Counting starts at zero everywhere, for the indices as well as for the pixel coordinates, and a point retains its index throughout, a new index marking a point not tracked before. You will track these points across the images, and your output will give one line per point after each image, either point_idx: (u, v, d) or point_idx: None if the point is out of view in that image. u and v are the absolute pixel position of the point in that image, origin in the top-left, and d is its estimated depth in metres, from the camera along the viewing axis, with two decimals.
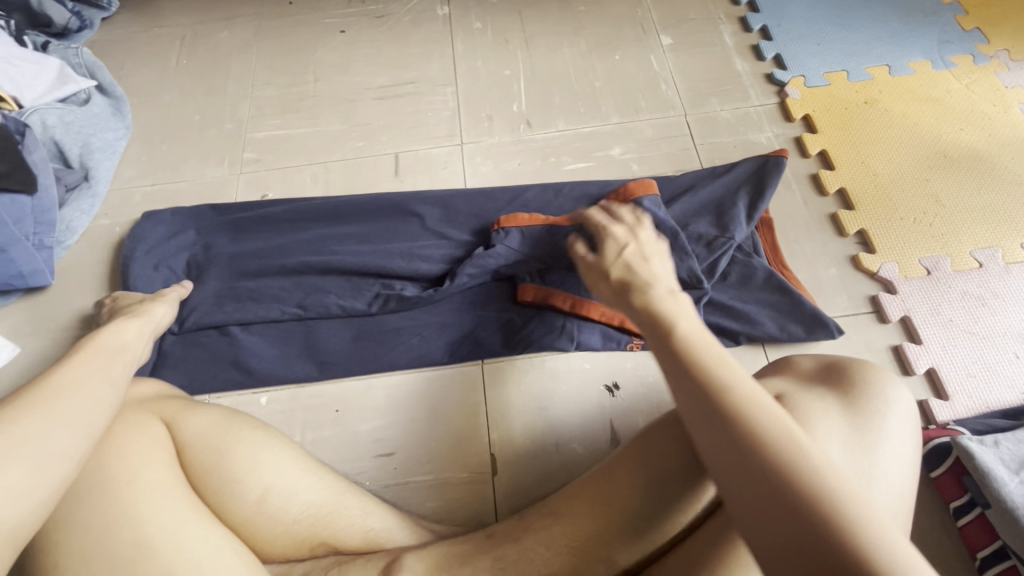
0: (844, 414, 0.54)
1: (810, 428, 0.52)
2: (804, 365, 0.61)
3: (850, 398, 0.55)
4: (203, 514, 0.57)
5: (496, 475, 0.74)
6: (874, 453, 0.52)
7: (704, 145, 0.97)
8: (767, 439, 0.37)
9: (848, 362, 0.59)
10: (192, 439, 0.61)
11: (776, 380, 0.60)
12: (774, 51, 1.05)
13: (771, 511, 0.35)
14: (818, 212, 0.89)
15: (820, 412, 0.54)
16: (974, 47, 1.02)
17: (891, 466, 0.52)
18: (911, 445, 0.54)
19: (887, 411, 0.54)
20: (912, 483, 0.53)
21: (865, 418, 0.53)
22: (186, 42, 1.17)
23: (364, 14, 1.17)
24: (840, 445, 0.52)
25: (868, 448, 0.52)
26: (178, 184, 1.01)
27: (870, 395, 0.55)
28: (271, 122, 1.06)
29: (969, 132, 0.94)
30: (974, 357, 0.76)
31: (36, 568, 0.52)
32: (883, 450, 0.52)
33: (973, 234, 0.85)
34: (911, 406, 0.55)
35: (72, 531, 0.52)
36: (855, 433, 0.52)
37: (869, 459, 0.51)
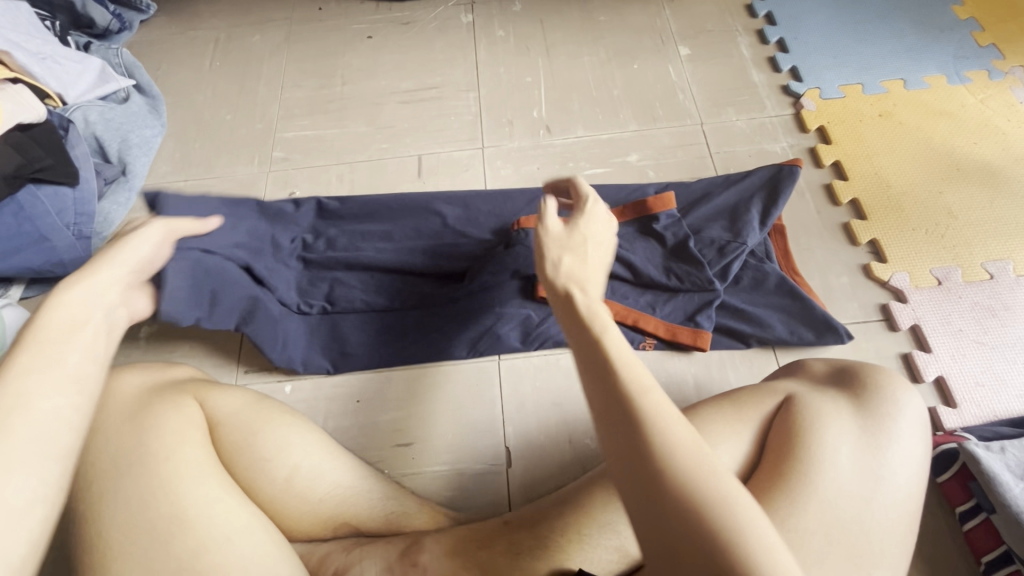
0: (855, 416, 0.56)
1: (821, 430, 0.54)
2: (817, 368, 0.63)
3: (862, 401, 0.57)
4: (234, 491, 0.60)
5: (511, 467, 0.77)
6: (883, 454, 0.53)
7: (719, 153, 0.99)
8: (665, 454, 0.37)
9: (860, 365, 0.61)
10: (226, 419, 0.64)
11: (789, 381, 0.62)
12: (791, 63, 1.07)
13: (654, 525, 0.36)
14: (831, 221, 0.91)
15: (832, 414, 0.56)
16: (989, 63, 1.04)
17: (900, 468, 0.53)
18: (921, 449, 0.55)
19: (898, 414, 0.56)
20: (920, 485, 0.54)
21: (876, 421, 0.55)
22: (219, 45, 1.21)
23: (391, 20, 1.22)
24: (850, 446, 0.54)
25: (878, 449, 0.54)
26: (210, 180, 1.05)
27: (884, 399, 0.56)
28: (300, 123, 1.10)
29: (982, 146, 0.95)
30: (983, 366, 0.77)
31: (76, 534, 0.55)
32: (893, 452, 0.54)
33: (984, 246, 0.87)
34: (921, 410, 0.57)
35: (109, 501, 0.55)
36: (867, 436, 0.54)
37: (879, 460, 0.53)
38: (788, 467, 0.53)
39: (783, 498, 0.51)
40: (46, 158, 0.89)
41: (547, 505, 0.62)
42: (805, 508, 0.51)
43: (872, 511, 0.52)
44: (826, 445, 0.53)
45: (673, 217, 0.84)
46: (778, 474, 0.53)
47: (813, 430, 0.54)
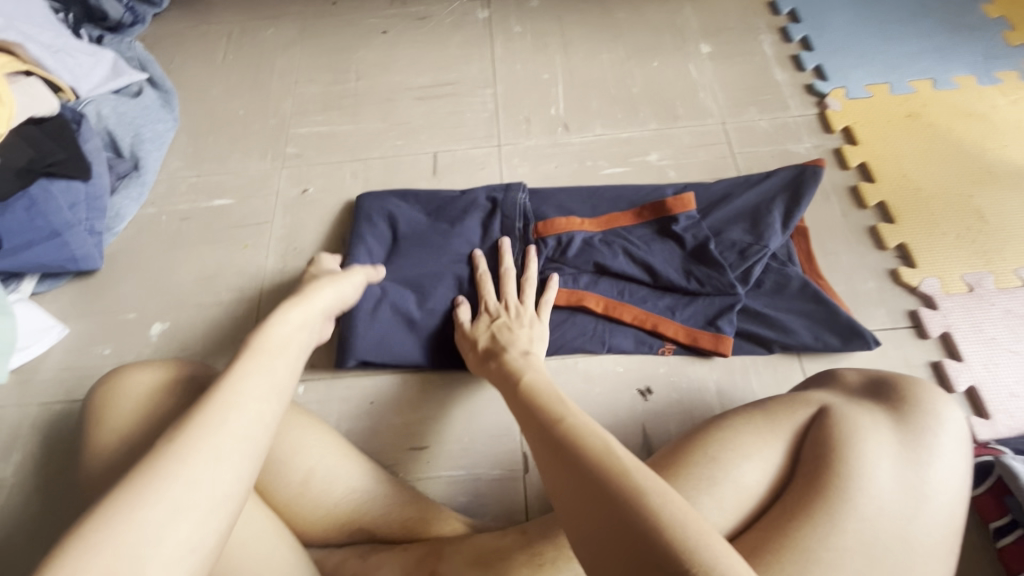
0: (894, 430, 0.53)
1: (857, 444, 0.52)
2: (850, 379, 0.61)
3: (901, 414, 0.55)
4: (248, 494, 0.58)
5: (528, 474, 0.75)
6: (924, 473, 0.51)
7: (742, 154, 0.97)
8: (598, 461, 0.40)
9: (898, 378, 0.59)
10: None
11: (822, 392, 0.60)
12: (815, 62, 1.05)
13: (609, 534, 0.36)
14: (857, 224, 0.89)
15: (871, 428, 0.54)
16: (1021, 63, 1.01)
17: (941, 486, 0.51)
18: (963, 463, 0.53)
19: (939, 429, 0.53)
20: (961, 506, 0.52)
21: (915, 436, 0.53)
22: (232, 39, 1.20)
23: (406, 15, 1.20)
24: (889, 463, 0.52)
25: (918, 467, 0.51)
26: (222, 176, 1.03)
27: (920, 410, 0.55)
28: (313, 119, 1.08)
29: (1015, 149, 0.93)
30: (1016, 377, 0.75)
31: None
32: (934, 469, 0.52)
33: (1017, 252, 0.84)
34: (963, 425, 0.55)
35: None
36: (906, 449, 0.52)
37: (919, 476, 0.51)
38: (824, 481, 0.51)
39: (820, 516, 0.49)
40: (58, 151, 0.88)
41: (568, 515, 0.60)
42: (843, 525, 0.49)
43: (913, 528, 0.50)
44: (863, 460, 0.51)
45: (692, 219, 0.83)
46: (814, 488, 0.51)
47: (850, 445, 0.52)
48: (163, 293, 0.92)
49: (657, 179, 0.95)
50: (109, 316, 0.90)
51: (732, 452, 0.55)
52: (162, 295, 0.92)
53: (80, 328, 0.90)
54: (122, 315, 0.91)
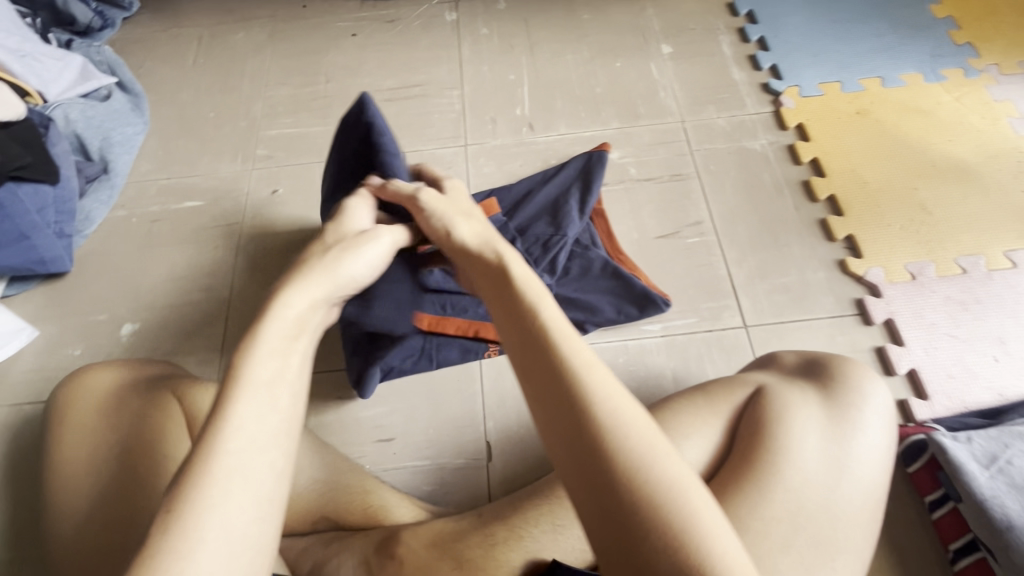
0: (822, 405, 0.57)
1: (788, 420, 0.55)
2: (787, 360, 0.65)
3: (829, 391, 0.58)
4: None
5: (491, 462, 0.78)
6: (849, 444, 0.55)
7: (700, 151, 1.00)
8: (614, 439, 0.35)
9: (829, 357, 0.62)
10: (202, 415, 0.65)
11: (759, 373, 0.63)
12: (771, 61, 1.09)
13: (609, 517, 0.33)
14: (808, 217, 0.93)
15: (800, 404, 0.57)
16: (965, 61, 1.05)
17: (864, 457, 0.55)
18: (886, 437, 0.57)
19: (864, 404, 0.57)
20: (884, 474, 0.56)
21: (841, 411, 0.56)
22: (203, 43, 1.21)
23: (375, 18, 1.22)
24: (817, 436, 0.55)
25: (843, 439, 0.55)
26: (193, 178, 1.05)
27: (850, 388, 0.58)
28: (284, 120, 1.10)
29: (957, 143, 0.97)
30: (954, 360, 0.79)
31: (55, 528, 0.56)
32: (859, 441, 0.55)
33: (957, 242, 0.88)
34: (887, 400, 0.58)
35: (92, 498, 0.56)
36: (835, 425, 0.55)
37: (845, 449, 0.54)
38: (756, 456, 0.54)
39: (751, 490, 0.52)
40: (26, 155, 0.88)
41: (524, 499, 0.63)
42: (773, 497, 0.52)
43: (837, 496, 0.53)
44: (793, 436, 0.54)
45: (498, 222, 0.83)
46: (745, 462, 0.54)
47: (780, 420, 0.55)
48: (134, 294, 0.93)
49: (618, 176, 0.98)
50: (79, 318, 0.91)
51: (675, 433, 0.58)
52: (133, 297, 0.93)
53: (50, 330, 0.91)
54: (92, 316, 0.92)
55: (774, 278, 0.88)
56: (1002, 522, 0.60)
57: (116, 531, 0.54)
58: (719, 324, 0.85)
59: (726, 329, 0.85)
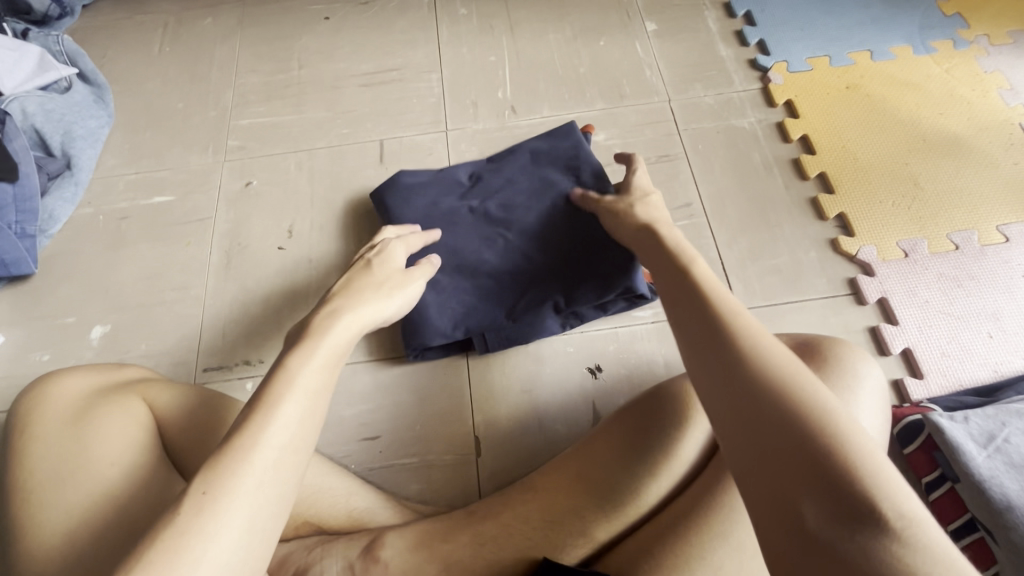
0: None
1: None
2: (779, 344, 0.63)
3: (822, 374, 0.56)
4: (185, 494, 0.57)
5: (480, 457, 0.75)
6: None
7: (688, 131, 0.97)
8: (761, 361, 0.39)
9: (821, 339, 0.61)
10: (175, 418, 0.62)
11: None
12: (758, 36, 1.05)
13: (753, 422, 0.37)
14: (799, 196, 0.90)
15: None
16: (955, 32, 1.03)
17: None
18: (879, 419, 0.55)
19: (857, 387, 0.55)
20: None
21: (836, 394, 0.55)
22: (169, 30, 1.16)
23: (349, 0, 1.17)
24: None
25: None
26: (162, 172, 1.00)
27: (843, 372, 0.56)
28: (256, 110, 1.05)
29: (949, 116, 0.95)
30: (948, 337, 0.77)
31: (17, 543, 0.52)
32: None
33: (950, 217, 0.86)
34: (880, 381, 0.57)
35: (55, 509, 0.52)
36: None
37: None
38: None
39: None
40: None
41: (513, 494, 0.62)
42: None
43: None
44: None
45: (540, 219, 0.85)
46: None
47: None
48: (104, 295, 0.89)
49: (605, 159, 0.95)
50: (47, 321, 0.87)
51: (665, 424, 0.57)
52: (103, 297, 0.89)
53: (16, 335, 0.87)
54: (60, 320, 0.88)
55: (765, 259, 0.86)
56: (999, 502, 0.59)
57: (86, 545, 0.52)
58: None
59: None
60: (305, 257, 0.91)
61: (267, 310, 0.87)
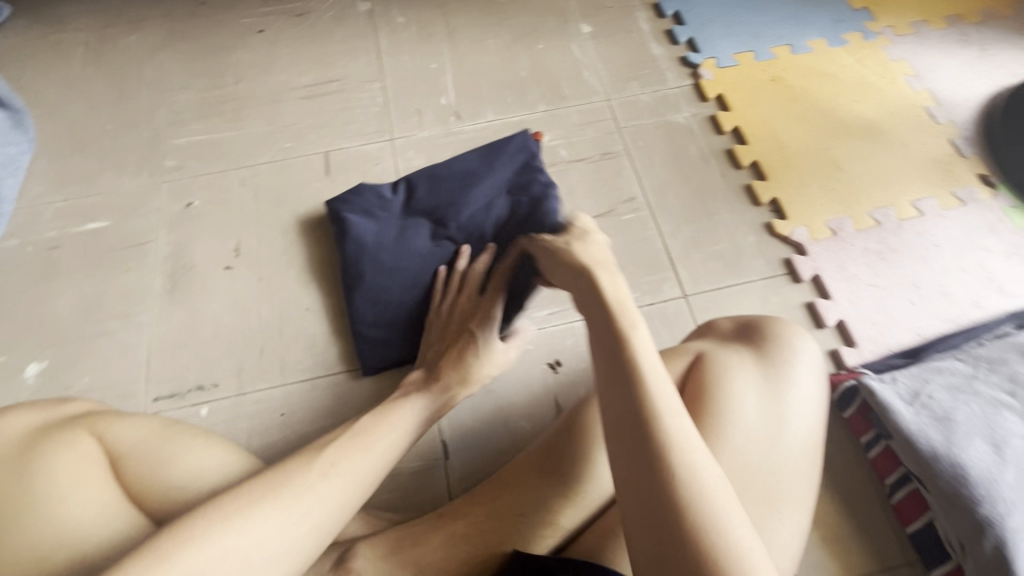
0: (757, 365, 0.59)
1: (729, 385, 0.57)
2: (723, 326, 0.66)
3: (762, 350, 0.60)
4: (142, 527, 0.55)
5: (448, 461, 0.76)
6: (784, 399, 0.57)
7: (628, 128, 1.01)
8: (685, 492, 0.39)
9: (760, 319, 0.64)
10: (129, 450, 0.59)
11: (697, 341, 0.64)
12: (687, 35, 1.11)
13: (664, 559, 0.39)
14: (735, 184, 0.95)
15: (738, 367, 0.59)
16: (863, 25, 1.11)
17: (799, 407, 0.57)
18: (817, 388, 0.59)
19: (794, 358, 0.59)
20: (819, 421, 0.58)
21: (775, 368, 0.58)
22: (91, 48, 1.10)
23: (283, 12, 1.15)
24: (755, 396, 0.57)
25: (778, 395, 0.57)
26: (94, 197, 0.96)
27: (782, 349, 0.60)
28: (192, 127, 1.02)
29: (863, 103, 1.02)
30: (876, 307, 0.84)
31: None
32: (792, 394, 0.57)
33: (870, 195, 0.93)
34: (815, 352, 0.61)
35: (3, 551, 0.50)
36: (768, 383, 0.57)
37: (782, 405, 0.56)
38: (701, 420, 0.55)
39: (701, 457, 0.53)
40: None
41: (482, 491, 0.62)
42: (719, 460, 0.53)
43: (777, 449, 0.55)
44: (734, 400, 0.56)
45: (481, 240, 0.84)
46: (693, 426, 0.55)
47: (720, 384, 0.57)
48: (38, 331, 0.85)
49: (550, 160, 0.98)
50: None
51: None
52: (37, 333, 0.84)
53: None
54: None
55: (708, 246, 0.90)
56: (929, 452, 0.64)
57: None
58: (660, 297, 0.86)
59: (666, 301, 0.86)
60: (255, 275, 0.89)
61: (218, 333, 0.84)
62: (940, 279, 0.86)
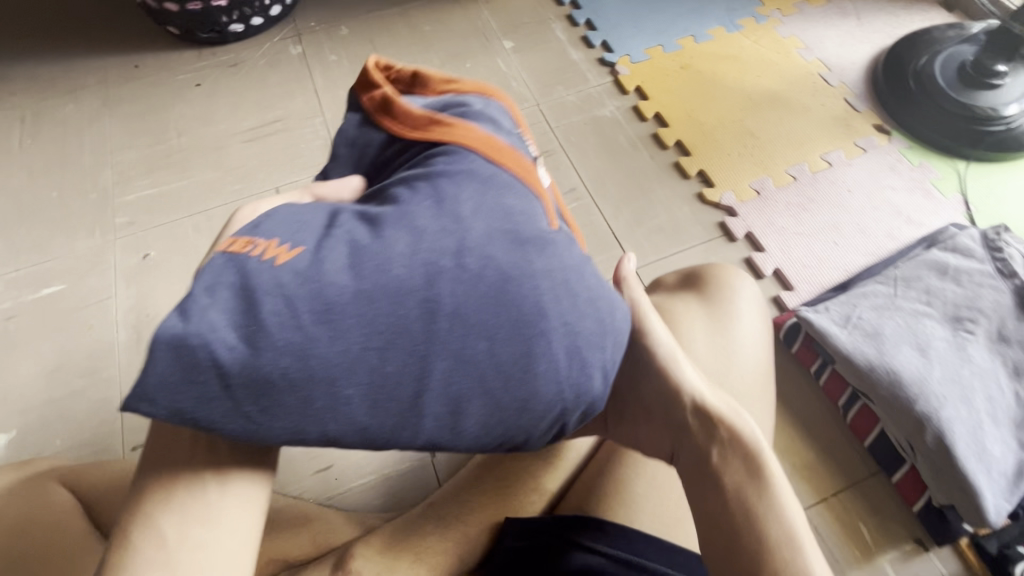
0: (703, 307, 0.64)
1: (678, 328, 0.62)
2: (669, 280, 0.71)
3: (705, 294, 0.66)
4: None
5: (435, 457, 0.78)
6: (731, 333, 0.62)
7: (560, 127, 1.08)
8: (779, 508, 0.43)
9: (701, 268, 0.70)
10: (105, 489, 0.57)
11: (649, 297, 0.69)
12: (600, 38, 1.20)
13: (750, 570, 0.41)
14: (664, 163, 1.03)
15: (686, 311, 0.64)
16: (754, 11, 1.23)
17: (746, 339, 0.63)
18: (761, 322, 0.65)
19: (735, 298, 0.65)
20: (767, 350, 0.64)
21: (718, 307, 0.64)
22: (27, 123, 1.12)
23: (217, 64, 1.19)
24: (704, 334, 0.62)
25: (725, 330, 0.62)
26: (46, 264, 0.96)
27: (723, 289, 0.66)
28: (140, 183, 1.04)
29: (765, 77, 1.13)
30: (805, 252, 0.92)
31: None
32: (738, 328, 0.63)
33: (784, 156, 1.02)
34: (753, 290, 0.67)
35: None
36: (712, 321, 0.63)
37: (729, 338, 0.62)
38: None
39: None
40: None
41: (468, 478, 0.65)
42: None
43: (730, 377, 0.60)
44: (684, 340, 0.61)
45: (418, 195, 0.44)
46: None
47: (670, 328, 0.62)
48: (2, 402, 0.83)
49: None
50: None
51: None
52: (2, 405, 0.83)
53: None
54: None
55: (648, 221, 0.97)
56: (866, 366, 0.71)
57: None
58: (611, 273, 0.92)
59: None
60: None
61: None
62: (856, 219, 0.95)
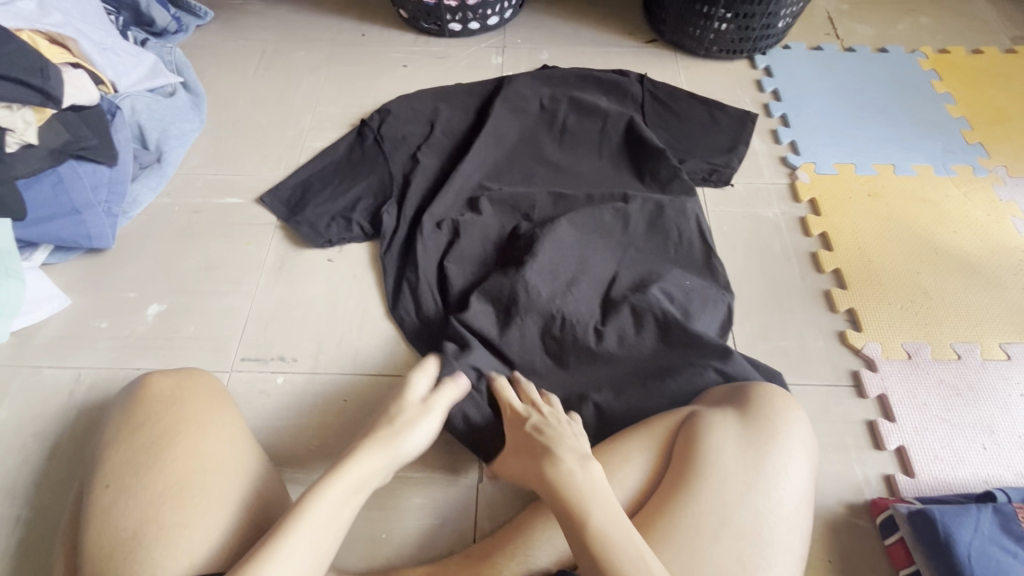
0: (741, 428, 0.66)
1: (705, 439, 0.66)
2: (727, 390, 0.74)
3: (748, 413, 0.68)
4: (123, 531, 0.57)
5: (483, 481, 0.81)
6: (764, 453, 0.64)
7: (716, 213, 1.05)
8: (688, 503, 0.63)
9: (754, 385, 0.73)
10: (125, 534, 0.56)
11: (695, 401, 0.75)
12: (791, 137, 1.15)
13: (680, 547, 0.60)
14: (813, 287, 0.96)
15: (720, 420, 0.68)
16: (974, 159, 1.11)
17: (794, 460, 0.65)
18: (809, 454, 0.67)
19: (782, 430, 0.66)
20: (809, 491, 0.65)
21: (758, 435, 0.65)
22: (265, 56, 1.30)
23: (427, 53, 1.30)
24: (736, 448, 0.64)
25: (759, 450, 0.64)
26: (237, 176, 1.11)
27: (759, 402, 0.69)
28: (329, 135, 1.17)
29: (962, 237, 1.01)
30: (943, 442, 0.81)
31: (89, 542, 0.57)
32: (773, 448, 0.64)
33: (955, 328, 0.91)
34: (806, 432, 0.68)
35: (111, 527, 0.57)
36: (746, 438, 0.65)
37: (763, 455, 0.64)
38: (684, 471, 0.64)
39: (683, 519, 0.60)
40: (92, 138, 0.97)
41: (490, 530, 0.77)
42: (696, 497, 0.61)
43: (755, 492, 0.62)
44: (713, 457, 0.64)
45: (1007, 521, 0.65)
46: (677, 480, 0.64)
47: (705, 444, 0.65)
48: (164, 277, 0.98)
49: None
50: (101, 294, 0.96)
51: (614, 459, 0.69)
52: (164, 281, 0.98)
53: (81, 302, 0.95)
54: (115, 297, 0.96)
55: (775, 340, 0.91)
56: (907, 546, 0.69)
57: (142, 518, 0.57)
58: None
59: None
60: (351, 274, 0.99)
61: (306, 316, 0.94)
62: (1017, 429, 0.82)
